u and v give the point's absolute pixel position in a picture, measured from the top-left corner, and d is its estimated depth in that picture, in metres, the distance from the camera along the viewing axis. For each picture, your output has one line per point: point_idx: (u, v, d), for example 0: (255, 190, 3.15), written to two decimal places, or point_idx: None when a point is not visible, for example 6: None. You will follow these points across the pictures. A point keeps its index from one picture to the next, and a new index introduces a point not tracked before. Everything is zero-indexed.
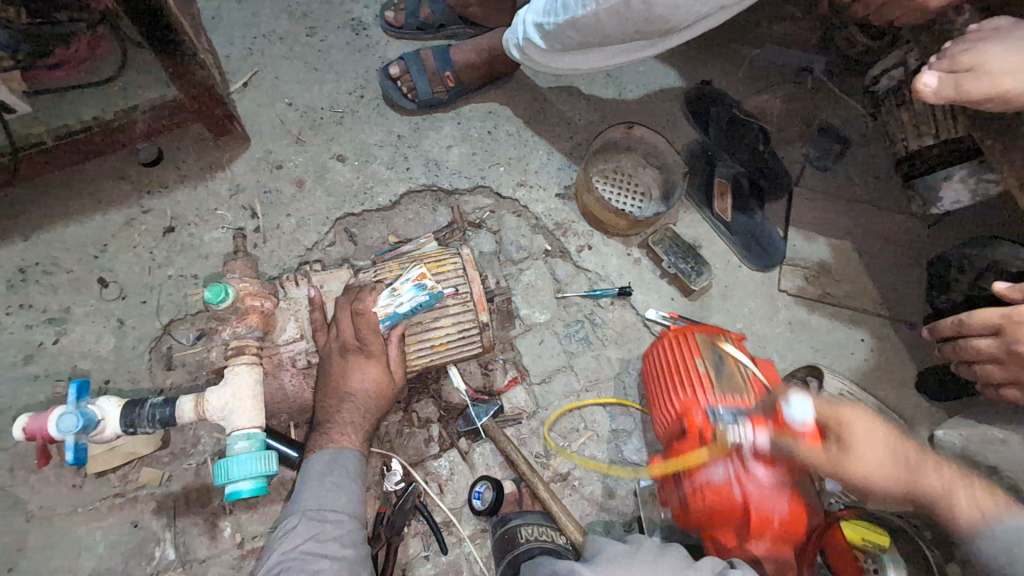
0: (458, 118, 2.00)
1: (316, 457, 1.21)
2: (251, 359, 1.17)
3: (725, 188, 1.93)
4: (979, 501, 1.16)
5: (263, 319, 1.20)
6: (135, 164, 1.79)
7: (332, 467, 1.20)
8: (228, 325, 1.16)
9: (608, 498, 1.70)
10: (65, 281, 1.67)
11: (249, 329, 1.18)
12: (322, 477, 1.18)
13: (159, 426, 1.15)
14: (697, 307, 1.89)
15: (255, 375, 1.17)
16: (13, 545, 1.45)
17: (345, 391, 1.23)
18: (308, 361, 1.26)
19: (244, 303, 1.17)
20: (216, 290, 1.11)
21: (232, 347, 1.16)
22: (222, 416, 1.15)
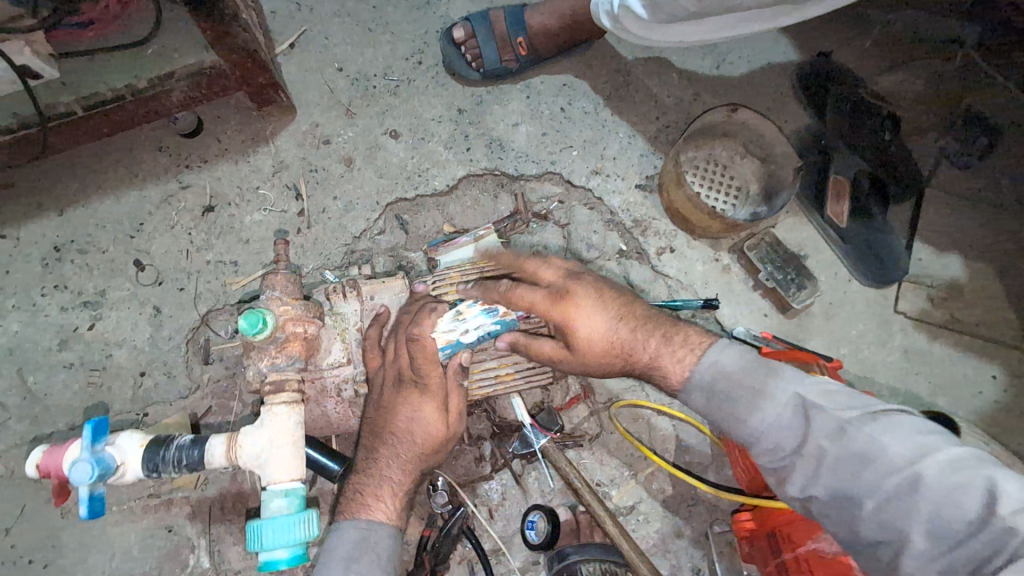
0: (527, 91, 1.73)
1: (347, 530, 1.05)
2: (291, 398, 1.06)
3: (843, 187, 1.62)
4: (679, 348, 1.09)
5: (305, 347, 1.08)
6: (172, 134, 1.63)
7: (361, 551, 1.03)
8: (266, 355, 1.05)
9: (675, 537, 1.52)
10: (100, 262, 1.55)
11: (288, 361, 1.06)
12: (348, 563, 1.01)
13: (185, 470, 1.05)
14: (794, 327, 1.61)
15: (295, 417, 1.06)
16: (50, 539, 1.40)
17: (392, 429, 1.12)
18: (354, 392, 1.18)
19: (283, 330, 1.05)
20: (252, 319, 0.98)
21: (270, 382, 1.05)
22: (256, 464, 1.04)
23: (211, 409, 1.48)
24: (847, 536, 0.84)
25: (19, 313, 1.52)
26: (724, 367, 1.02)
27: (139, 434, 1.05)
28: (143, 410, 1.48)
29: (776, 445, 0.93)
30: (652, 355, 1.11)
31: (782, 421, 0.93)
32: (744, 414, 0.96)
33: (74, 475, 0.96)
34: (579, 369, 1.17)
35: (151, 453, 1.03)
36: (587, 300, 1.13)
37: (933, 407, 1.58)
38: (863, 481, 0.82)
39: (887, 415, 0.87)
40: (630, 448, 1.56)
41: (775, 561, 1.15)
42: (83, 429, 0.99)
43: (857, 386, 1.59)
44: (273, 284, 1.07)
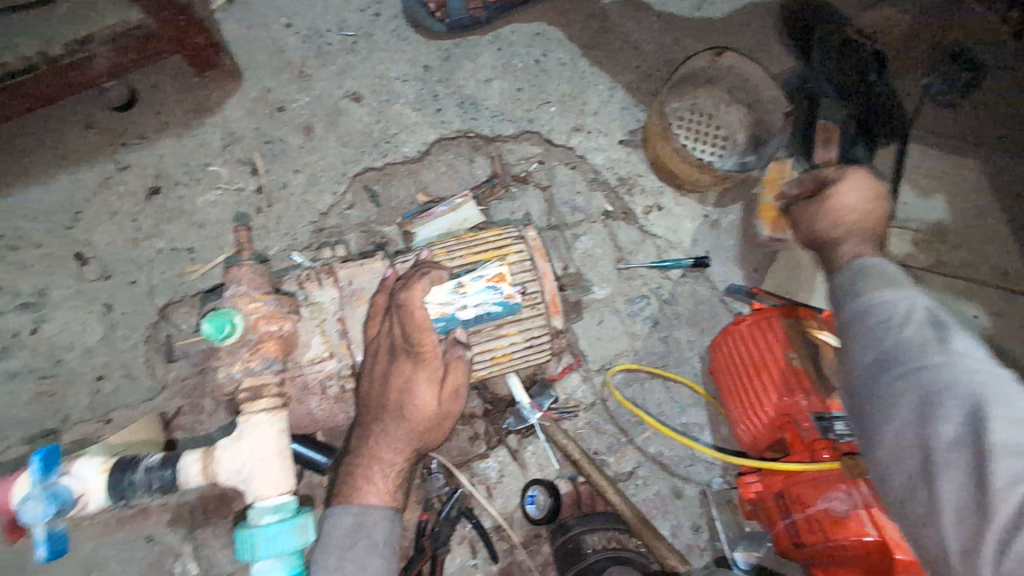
0: (498, 42, 1.60)
1: (339, 515, 0.99)
2: (272, 403, 0.95)
3: (831, 135, 1.54)
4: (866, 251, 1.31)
5: (281, 346, 0.99)
6: (102, 109, 1.44)
7: (356, 539, 0.97)
8: (239, 358, 0.96)
9: (676, 498, 1.50)
10: (36, 258, 1.39)
11: (264, 363, 0.97)
12: (343, 554, 0.95)
13: (159, 493, 0.96)
14: (785, 279, 1.58)
15: (278, 425, 0.95)
16: (15, 562, 1.29)
17: (385, 402, 1.04)
18: (340, 388, 1.08)
19: (256, 330, 0.96)
20: (218, 322, 0.91)
21: (247, 387, 0.96)
22: (239, 481, 0.94)
23: (180, 409, 1.37)
24: (886, 426, 0.87)
25: None
26: (883, 270, 1.05)
27: (99, 458, 0.94)
28: (105, 416, 1.36)
29: (873, 324, 0.97)
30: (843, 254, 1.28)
31: (892, 305, 0.97)
32: (857, 310, 1.01)
33: (26, 514, 0.85)
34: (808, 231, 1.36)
35: (116, 479, 0.93)
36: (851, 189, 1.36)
37: None
38: (920, 375, 0.86)
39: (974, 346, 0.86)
40: (626, 414, 1.52)
41: (784, 522, 1.16)
42: (31, 461, 0.88)
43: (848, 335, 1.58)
44: (238, 279, 0.98)
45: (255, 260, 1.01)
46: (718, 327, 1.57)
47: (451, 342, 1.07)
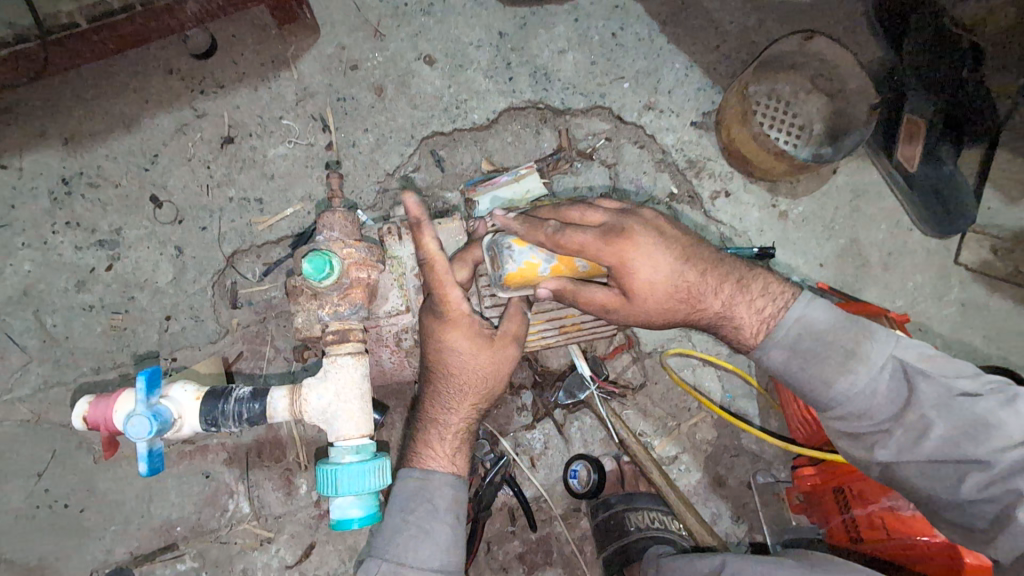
0: (575, 13, 1.57)
1: (404, 478, 1.07)
2: (356, 347, 1.04)
3: (917, 129, 1.51)
4: (759, 310, 1.03)
5: (367, 293, 1.04)
6: (182, 55, 1.46)
7: (418, 501, 1.03)
8: (328, 302, 1.01)
9: (719, 487, 1.49)
10: (114, 197, 1.43)
11: (352, 308, 1.03)
12: (407, 514, 1.02)
13: (246, 423, 1.05)
14: (849, 277, 1.55)
15: (361, 369, 1.04)
16: (82, 484, 1.35)
17: (435, 371, 1.11)
18: (412, 341, 1.17)
19: (349, 275, 1.00)
20: (318, 263, 0.95)
21: (333, 331, 1.02)
22: (323, 420, 1.03)
23: (242, 354, 1.41)
24: (942, 488, 0.87)
25: (30, 252, 1.41)
26: (812, 323, 0.99)
27: (193, 386, 1.04)
28: (172, 354, 1.41)
29: (865, 412, 0.92)
30: (723, 303, 1.04)
31: (877, 387, 0.92)
32: (799, 365, 0.98)
33: (131, 429, 0.95)
34: (634, 319, 1.08)
35: (210, 406, 1.03)
36: (645, 239, 1.01)
37: (987, 359, 1.55)
38: (913, 425, 0.89)
39: (978, 395, 0.88)
40: (674, 399, 1.51)
41: (842, 517, 1.16)
42: (137, 380, 0.98)
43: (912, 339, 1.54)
44: (331, 224, 1.00)
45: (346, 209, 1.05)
46: None
47: (515, 313, 1.11)
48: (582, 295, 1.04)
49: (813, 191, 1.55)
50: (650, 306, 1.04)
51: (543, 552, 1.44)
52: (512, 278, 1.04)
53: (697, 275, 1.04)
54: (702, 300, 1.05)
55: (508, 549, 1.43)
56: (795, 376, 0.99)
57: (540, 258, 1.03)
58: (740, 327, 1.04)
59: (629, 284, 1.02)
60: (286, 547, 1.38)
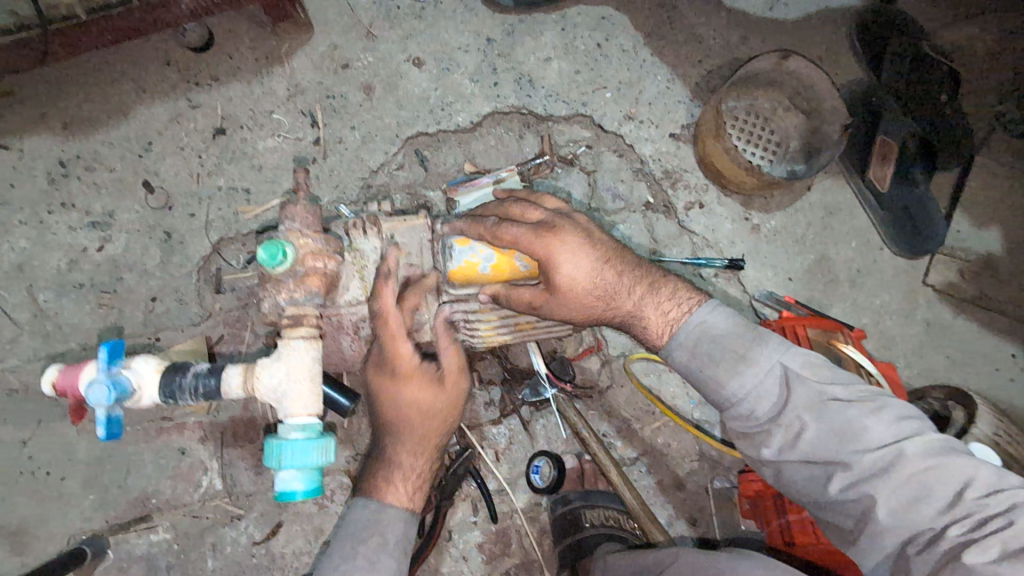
0: (563, 23, 1.61)
1: (357, 509, 1.09)
2: (311, 332, 1.08)
3: (890, 151, 1.53)
4: (666, 312, 1.11)
5: (325, 283, 1.08)
6: (180, 48, 1.52)
7: (367, 532, 1.05)
8: (284, 288, 1.05)
9: (678, 490, 1.53)
10: (108, 181, 1.49)
11: (307, 295, 1.06)
12: (355, 544, 1.04)
13: (203, 398, 1.11)
14: (817, 292, 1.58)
15: (313, 353, 1.08)
16: (64, 454, 1.42)
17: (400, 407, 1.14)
18: (370, 330, 1.21)
19: (303, 264, 1.05)
20: (272, 251, 1.00)
21: (289, 315, 1.06)
22: (274, 398, 1.08)
23: (222, 337, 1.47)
24: (815, 494, 0.92)
25: (26, 230, 1.47)
26: (712, 327, 1.06)
27: (154, 359, 1.09)
28: (155, 334, 1.47)
29: (751, 412, 0.98)
30: (635, 303, 1.13)
31: (762, 389, 0.97)
32: (698, 364, 1.05)
33: (90, 396, 1.00)
34: (559, 313, 1.14)
35: (168, 379, 1.08)
36: (576, 239, 1.10)
37: (949, 380, 1.58)
38: (788, 429, 0.93)
39: (851, 403, 0.91)
40: (639, 402, 1.55)
41: (778, 521, 1.22)
42: (101, 350, 1.04)
43: (875, 356, 1.57)
44: (293, 215, 1.05)
45: (309, 199, 1.09)
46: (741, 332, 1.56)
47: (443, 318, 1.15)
48: (515, 295, 1.13)
49: (787, 206, 1.59)
50: (573, 309, 1.13)
51: (503, 543, 1.49)
52: (457, 275, 1.15)
53: (615, 276, 1.12)
54: (617, 300, 1.13)
55: (468, 538, 1.48)
56: (696, 376, 1.06)
57: (481, 257, 1.14)
58: (646, 327, 1.13)
59: (558, 277, 1.08)
60: (255, 525, 1.44)
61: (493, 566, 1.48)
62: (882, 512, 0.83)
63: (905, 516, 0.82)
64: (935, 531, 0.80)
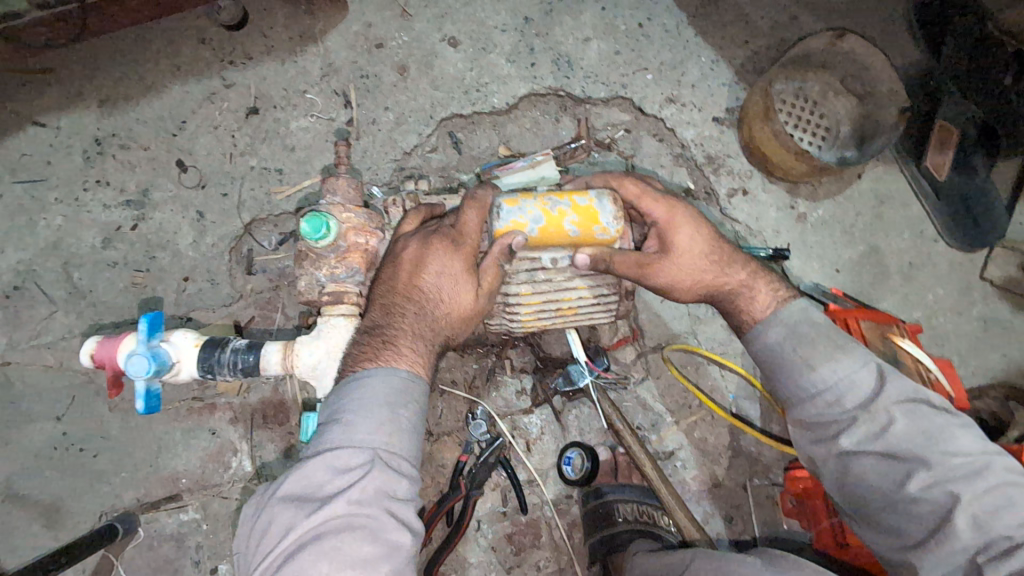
0: (602, 2, 1.56)
1: (382, 378, 0.91)
2: (351, 310, 1.07)
3: (949, 136, 1.47)
4: (777, 292, 1.11)
5: (365, 259, 1.08)
6: (216, 27, 1.51)
7: (410, 399, 0.92)
8: (326, 264, 1.06)
9: (715, 486, 1.48)
10: (143, 159, 1.49)
11: (348, 272, 1.06)
12: (394, 407, 0.89)
13: (240, 373, 1.09)
14: (866, 285, 1.51)
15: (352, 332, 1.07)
16: (97, 432, 1.42)
17: (418, 287, 1.03)
18: None
19: (345, 238, 1.05)
20: (315, 224, 0.98)
21: (330, 291, 1.07)
22: (312, 375, 1.07)
23: (253, 319, 1.46)
24: (887, 494, 0.88)
25: (62, 207, 1.47)
26: (815, 316, 1.05)
27: (194, 333, 1.08)
28: (187, 314, 1.46)
29: (838, 400, 0.95)
30: (749, 274, 1.12)
31: (855, 378, 0.95)
32: (785, 348, 1.03)
33: (130, 366, 0.99)
34: (664, 280, 1.11)
35: (207, 353, 1.06)
36: (692, 210, 1.11)
37: (1007, 379, 1.50)
38: (873, 420, 0.91)
39: (943, 409, 0.91)
40: (675, 395, 1.50)
41: (830, 521, 1.19)
42: (140, 323, 1.02)
43: (927, 352, 1.50)
44: (334, 190, 1.06)
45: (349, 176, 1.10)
46: None
47: (503, 247, 1.02)
48: (619, 258, 1.07)
49: (835, 194, 1.52)
50: (681, 270, 1.10)
51: (533, 535, 1.46)
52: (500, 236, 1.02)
53: (726, 248, 1.12)
54: (723, 278, 1.12)
55: (497, 529, 1.45)
56: (774, 362, 1.05)
57: (529, 220, 1.01)
58: (754, 300, 1.11)
59: (673, 243, 1.09)
60: None
61: (522, 558, 1.45)
62: (963, 518, 0.80)
63: (988, 526, 0.80)
64: (1014, 541, 0.78)
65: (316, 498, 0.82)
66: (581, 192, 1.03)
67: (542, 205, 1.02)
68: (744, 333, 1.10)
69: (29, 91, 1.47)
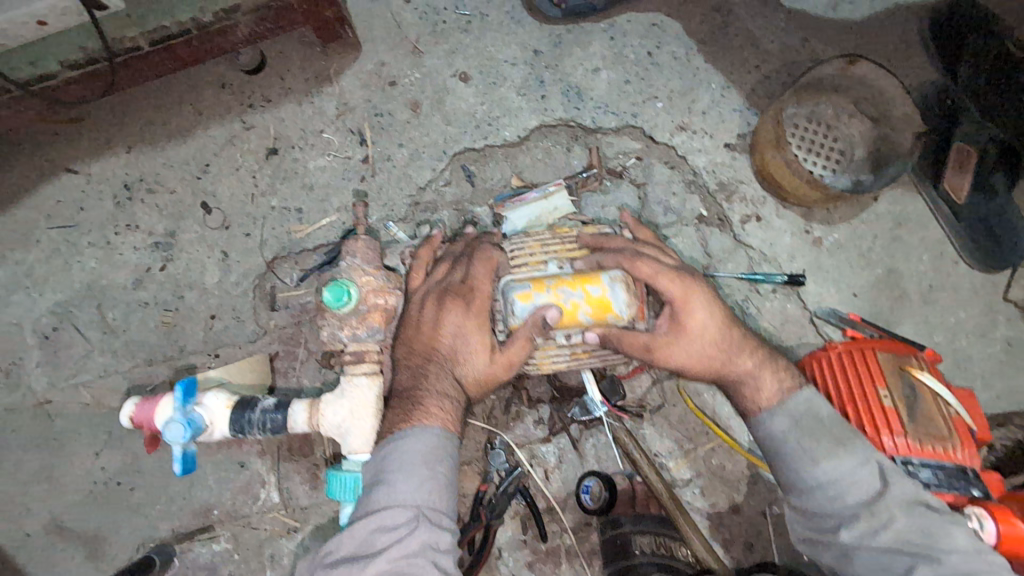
0: (611, 32, 1.57)
1: (418, 437, 0.96)
2: (371, 369, 1.13)
3: (968, 157, 1.46)
4: (783, 382, 1.09)
5: (384, 318, 1.14)
6: (235, 72, 1.56)
7: (442, 456, 0.96)
8: (348, 325, 1.11)
9: (733, 512, 1.48)
10: (170, 203, 1.55)
11: (368, 331, 1.13)
12: (432, 465, 0.94)
13: (269, 432, 1.17)
14: (884, 308, 1.49)
15: (374, 390, 1.12)
16: (133, 466, 1.48)
17: (435, 348, 1.08)
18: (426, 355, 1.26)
19: (365, 301, 1.12)
20: (338, 292, 1.06)
21: (352, 350, 1.12)
22: (337, 432, 1.13)
23: (277, 354, 1.51)
24: None
25: (95, 250, 1.54)
26: (817, 407, 1.06)
27: (225, 396, 1.15)
28: (215, 352, 1.51)
29: (839, 495, 0.99)
30: (756, 363, 1.11)
31: (857, 477, 0.99)
32: (785, 442, 1.05)
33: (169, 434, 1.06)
34: (676, 361, 1.11)
35: (239, 416, 1.14)
36: (706, 288, 1.12)
37: None
38: (880, 519, 0.96)
39: (939, 509, 0.97)
40: (692, 423, 1.50)
41: None
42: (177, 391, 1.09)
43: (949, 377, 1.48)
44: (353, 252, 1.14)
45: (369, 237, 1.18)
46: (801, 349, 1.49)
47: (536, 322, 1.05)
48: (628, 338, 1.10)
49: (851, 218, 1.51)
50: (690, 359, 1.11)
51: (552, 562, 1.48)
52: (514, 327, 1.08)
53: (735, 332, 1.12)
54: (729, 365, 1.11)
55: (518, 556, 1.48)
56: (773, 451, 1.07)
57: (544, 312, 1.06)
58: (757, 394, 1.10)
59: (683, 326, 1.09)
60: (311, 538, 1.47)
61: None
62: None
63: None
64: None
65: (366, 556, 0.88)
66: (595, 284, 1.07)
67: (557, 297, 1.06)
68: (749, 418, 1.10)
69: (62, 140, 1.55)
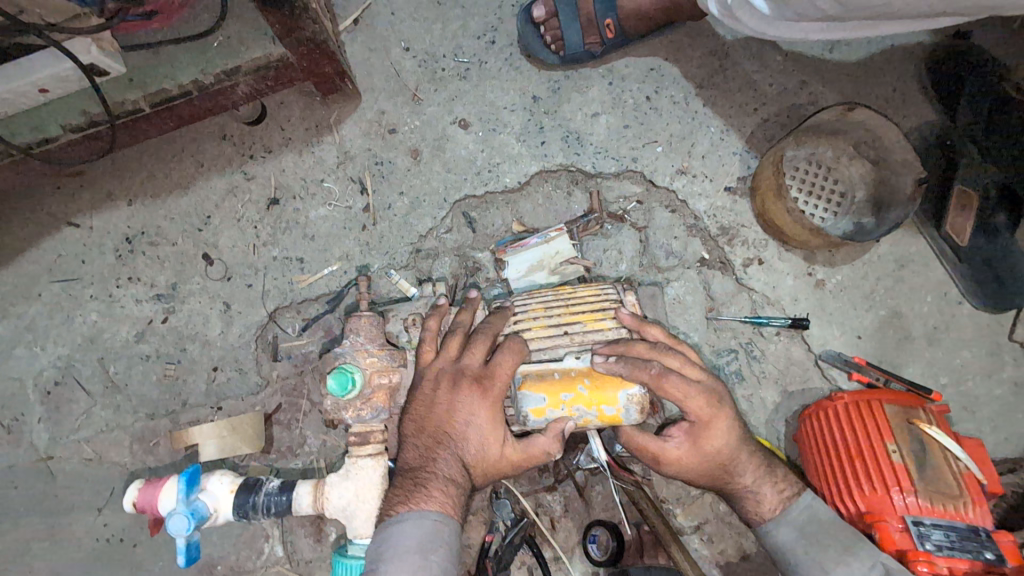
0: (609, 76, 1.58)
1: (414, 523, 0.98)
2: (375, 451, 1.13)
3: (969, 200, 1.42)
4: (779, 501, 1.14)
5: (388, 397, 1.14)
6: (236, 122, 1.56)
7: (437, 544, 0.96)
8: (352, 407, 1.12)
9: (742, 559, 1.47)
10: (171, 254, 1.55)
11: (373, 412, 1.13)
12: (425, 554, 0.95)
13: (273, 514, 1.19)
14: (889, 351, 1.49)
15: (378, 472, 1.13)
16: (136, 521, 1.47)
17: (444, 432, 1.06)
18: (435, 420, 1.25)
19: (369, 384, 1.12)
20: (341, 380, 1.07)
21: (355, 434, 1.13)
22: (343, 516, 1.13)
23: (280, 406, 1.50)
24: None
25: (97, 303, 1.54)
26: (819, 513, 1.12)
27: (228, 480, 1.19)
28: (218, 404, 1.51)
29: None
30: (755, 479, 1.15)
31: None
32: (793, 550, 1.11)
33: (171, 525, 1.10)
34: (680, 475, 1.15)
35: (241, 500, 1.17)
36: (732, 414, 1.10)
37: None
38: None
39: None
40: None
41: None
42: (179, 481, 1.13)
43: (957, 419, 1.47)
44: (356, 330, 1.14)
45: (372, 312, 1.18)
46: (807, 393, 1.49)
47: (556, 435, 1.06)
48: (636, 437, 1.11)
49: (854, 259, 1.50)
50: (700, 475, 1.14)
51: None
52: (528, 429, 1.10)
53: (748, 451, 1.14)
54: (736, 475, 1.14)
55: None
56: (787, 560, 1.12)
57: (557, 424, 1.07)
58: (753, 507, 1.15)
59: (702, 447, 1.09)
60: None
61: None
62: None
63: None
64: None
65: None
66: (611, 406, 1.04)
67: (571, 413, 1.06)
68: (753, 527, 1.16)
69: (64, 194, 1.55)
